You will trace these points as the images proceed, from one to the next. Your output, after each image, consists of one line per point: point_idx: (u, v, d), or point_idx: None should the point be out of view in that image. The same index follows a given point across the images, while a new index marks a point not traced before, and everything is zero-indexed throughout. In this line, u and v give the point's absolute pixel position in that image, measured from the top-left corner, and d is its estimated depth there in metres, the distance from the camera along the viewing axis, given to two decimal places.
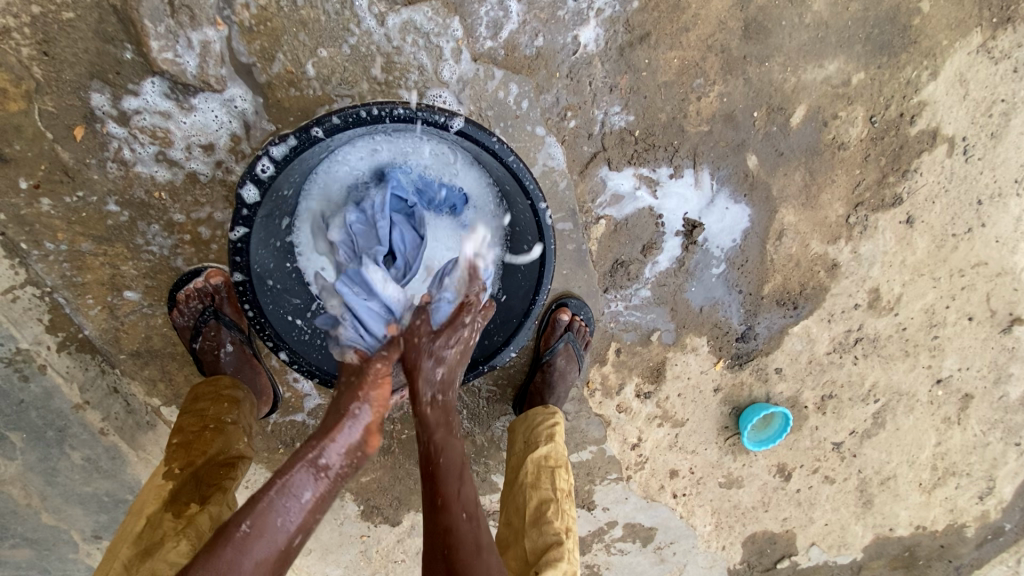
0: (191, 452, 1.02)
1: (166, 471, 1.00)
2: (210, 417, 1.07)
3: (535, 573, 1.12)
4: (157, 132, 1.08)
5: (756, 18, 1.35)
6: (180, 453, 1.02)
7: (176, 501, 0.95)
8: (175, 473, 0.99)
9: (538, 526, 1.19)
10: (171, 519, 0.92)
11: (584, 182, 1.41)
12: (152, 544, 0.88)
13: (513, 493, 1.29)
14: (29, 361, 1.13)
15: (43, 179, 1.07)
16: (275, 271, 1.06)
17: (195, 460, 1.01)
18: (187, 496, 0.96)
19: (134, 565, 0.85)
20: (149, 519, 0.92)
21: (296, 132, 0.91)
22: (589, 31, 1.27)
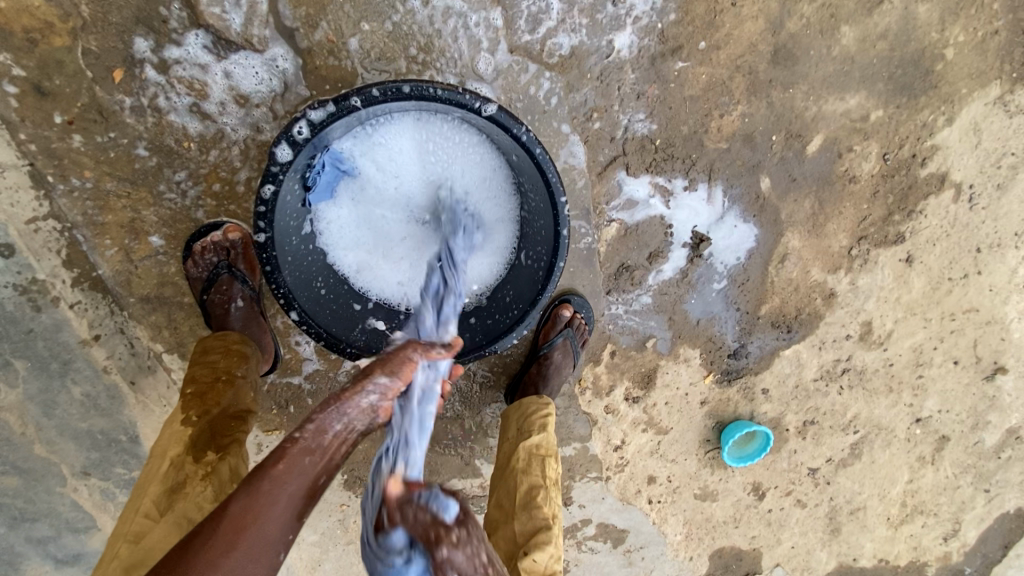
0: (206, 401, 1.05)
1: (181, 418, 1.03)
2: (221, 369, 1.10)
3: (523, 553, 1.18)
4: (194, 84, 1.10)
5: (786, 45, 1.38)
6: (195, 402, 1.05)
7: (197, 448, 1.00)
8: (193, 423, 1.02)
9: (529, 510, 1.24)
10: (192, 463, 0.98)
11: (601, 184, 1.44)
12: (176, 485, 0.95)
13: (504, 478, 1.32)
14: (44, 292, 1.15)
15: (77, 116, 1.09)
16: (297, 233, 1.08)
17: (211, 411, 1.04)
18: (206, 445, 1.01)
19: (163, 505, 0.92)
20: (173, 461, 0.96)
21: (336, 99, 0.94)
22: (624, 37, 1.30)
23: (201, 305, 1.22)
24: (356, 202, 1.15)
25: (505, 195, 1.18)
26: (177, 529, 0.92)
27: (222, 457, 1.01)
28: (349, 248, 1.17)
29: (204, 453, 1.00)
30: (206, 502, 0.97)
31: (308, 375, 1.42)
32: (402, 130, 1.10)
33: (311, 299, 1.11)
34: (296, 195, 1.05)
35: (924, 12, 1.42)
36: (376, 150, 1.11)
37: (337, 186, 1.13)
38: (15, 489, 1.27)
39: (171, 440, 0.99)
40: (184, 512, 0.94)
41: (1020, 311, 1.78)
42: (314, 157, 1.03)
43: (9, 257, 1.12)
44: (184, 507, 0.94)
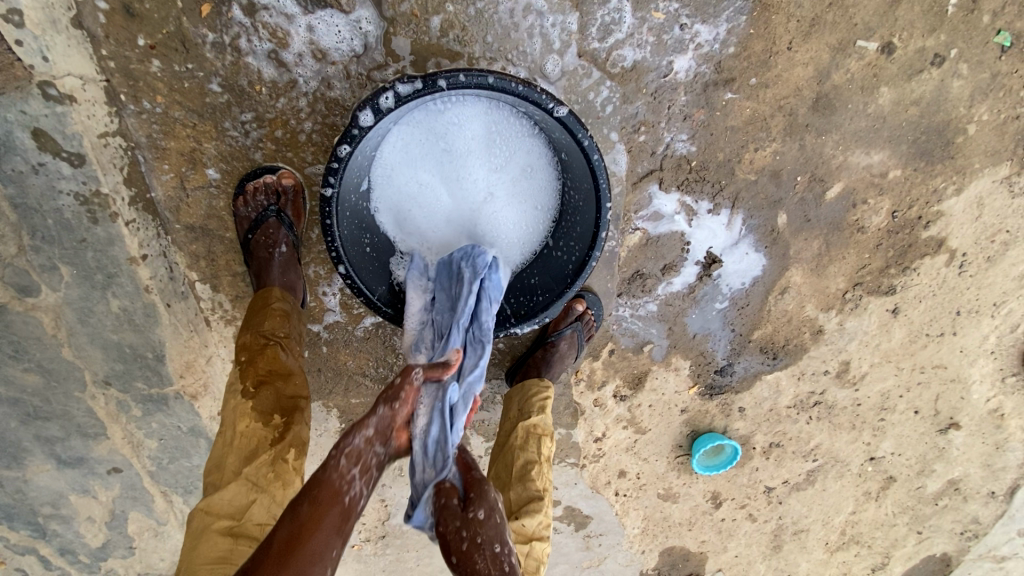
0: (258, 368, 1.15)
1: (243, 388, 1.14)
2: (268, 334, 1.18)
3: (515, 519, 1.31)
4: (278, 32, 1.14)
5: (828, 95, 1.46)
6: (251, 370, 1.14)
7: (259, 415, 1.11)
8: (253, 393, 1.13)
9: (523, 482, 1.37)
10: (260, 429, 1.10)
11: (634, 193, 1.52)
12: (247, 450, 1.07)
13: (504, 453, 1.44)
14: (104, 207, 1.19)
15: (160, 42, 1.12)
16: (357, 191, 1.17)
17: (265, 379, 1.14)
18: (269, 411, 1.12)
19: (237, 467, 1.06)
20: (241, 430, 1.09)
21: (423, 78, 1.02)
22: (684, 61, 1.37)
23: (244, 243, 1.27)
24: (406, 170, 1.20)
25: (550, 191, 1.26)
26: (248, 488, 1.04)
27: (283, 422, 1.11)
28: (392, 213, 1.24)
29: (264, 419, 1.11)
30: (267, 466, 1.06)
31: (328, 325, 1.49)
32: (469, 114, 1.17)
33: (357, 256, 1.20)
34: (364, 157, 1.13)
35: (957, 88, 1.49)
36: (436, 125, 1.17)
37: (393, 152, 1.19)
38: (36, 387, 1.32)
39: (236, 410, 1.11)
40: (247, 474, 1.05)
41: (983, 374, 1.92)
42: (388, 124, 1.11)
43: (78, 167, 1.15)
44: (250, 468, 1.05)
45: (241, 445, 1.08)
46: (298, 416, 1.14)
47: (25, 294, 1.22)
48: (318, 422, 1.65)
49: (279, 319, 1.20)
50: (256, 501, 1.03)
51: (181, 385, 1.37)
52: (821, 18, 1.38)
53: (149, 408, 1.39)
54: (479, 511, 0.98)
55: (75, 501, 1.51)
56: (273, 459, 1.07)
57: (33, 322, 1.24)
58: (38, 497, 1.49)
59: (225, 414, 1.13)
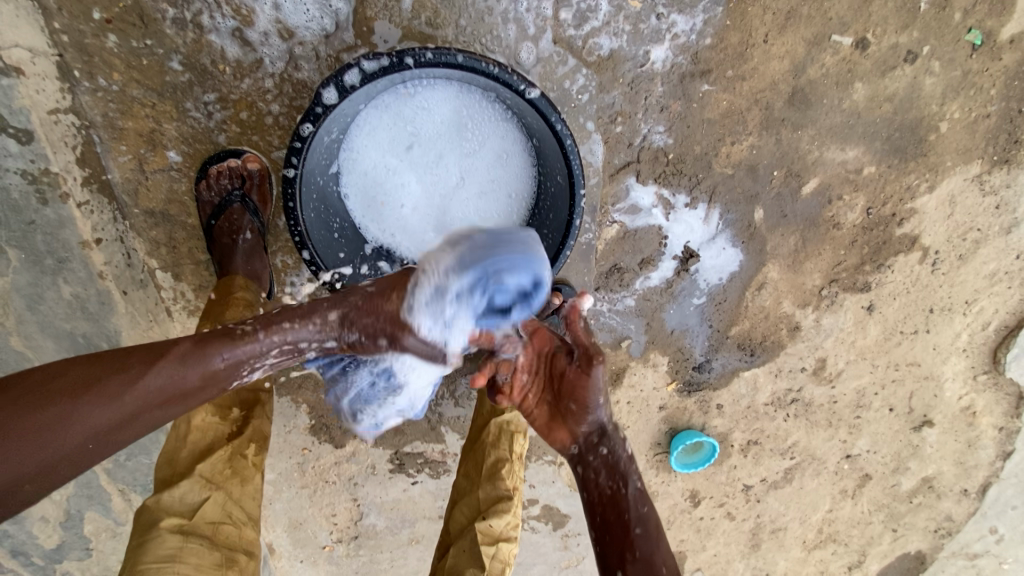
0: None
1: None
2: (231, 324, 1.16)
3: (482, 518, 1.28)
4: (241, 9, 1.11)
5: (804, 89, 1.46)
6: None
7: (218, 408, 1.09)
8: None
9: (493, 480, 1.34)
10: (218, 423, 1.08)
11: (610, 185, 1.51)
12: (204, 445, 1.04)
13: (474, 449, 1.41)
14: (54, 187, 1.14)
15: (116, 16, 1.08)
16: (322, 174, 1.13)
17: None
18: (227, 404, 1.10)
19: (192, 462, 1.02)
20: (197, 424, 1.05)
21: (390, 55, 0.99)
22: (661, 51, 1.36)
23: (207, 229, 1.22)
24: (376, 154, 1.17)
25: (522, 176, 1.23)
26: (202, 484, 1.00)
27: (245, 415, 1.11)
28: (361, 198, 1.20)
29: (222, 413, 1.09)
30: (224, 461, 1.04)
31: None
32: (440, 96, 1.15)
33: (322, 242, 1.15)
34: (329, 138, 1.10)
35: (930, 85, 1.51)
36: (407, 109, 1.15)
37: (362, 136, 1.16)
38: None
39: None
40: (202, 471, 1.01)
41: (955, 372, 1.94)
42: (354, 104, 1.08)
43: (26, 144, 1.10)
44: (206, 463, 1.02)
45: (197, 439, 1.04)
46: (258, 410, 1.14)
47: None
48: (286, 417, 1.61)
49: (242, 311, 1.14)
50: (211, 499, 1.00)
51: None
52: (796, 11, 1.39)
53: None
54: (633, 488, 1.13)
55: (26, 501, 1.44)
56: (231, 454, 1.05)
57: None
58: None
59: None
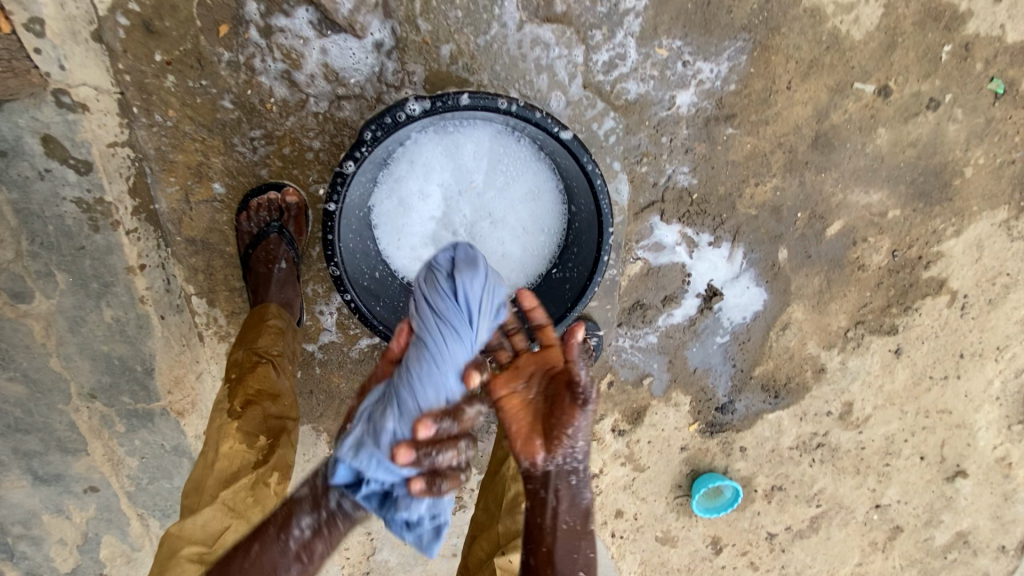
0: (246, 387, 1.13)
1: (229, 408, 1.12)
2: (260, 352, 1.16)
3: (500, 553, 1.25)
4: (292, 53, 1.17)
5: (827, 133, 1.49)
6: (240, 389, 1.13)
7: (245, 435, 1.09)
8: (239, 413, 1.11)
9: (512, 515, 1.31)
10: (244, 452, 1.08)
11: (635, 223, 1.53)
12: (229, 473, 1.05)
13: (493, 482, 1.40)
14: (106, 216, 1.19)
15: (176, 58, 1.15)
16: (359, 207, 1.17)
17: (253, 400, 1.12)
18: (255, 432, 1.10)
19: (216, 490, 1.03)
20: (224, 452, 1.06)
21: (433, 98, 1.05)
22: (686, 96, 1.40)
23: (246, 256, 1.26)
24: (412, 189, 1.22)
25: (549, 213, 1.28)
26: (223, 514, 1.02)
27: (270, 444, 1.10)
28: (396, 231, 1.24)
29: (248, 441, 1.09)
30: (246, 490, 1.04)
31: (322, 344, 1.48)
32: (473, 136, 1.20)
33: (357, 273, 1.19)
34: (367, 174, 1.14)
35: (953, 131, 1.53)
36: (445, 147, 1.20)
37: (400, 172, 1.21)
38: (20, 397, 1.29)
39: (222, 430, 1.09)
40: (225, 498, 1.03)
41: (988, 421, 1.88)
42: (393, 142, 1.13)
43: (83, 175, 1.16)
44: (229, 492, 1.03)
45: (224, 465, 1.05)
46: (284, 438, 1.12)
47: (18, 300, 1.21)
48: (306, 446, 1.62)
49: (275, 337, 1.19)
50: (231, 529, 1.01)
51: (168, 401, 1.35)
52: (819, 60, 1.42)
53: (133, 424, 1.36)
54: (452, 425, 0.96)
55: (47, 521, 1.45)
56: (253, 483, 1.05)
57: (22, 330, 1.23)
58: (9, 515, 1.44)
59: (209, 433, 1.11)
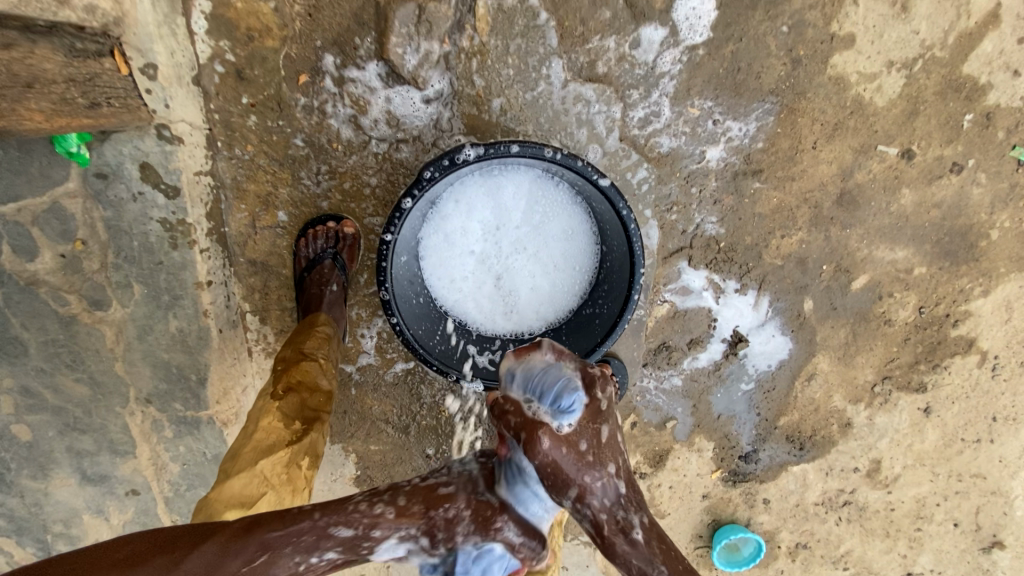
0: (291, 375, 1.20)
1: (273, 390, 1.19)
2: (305, 347, 1.24)
3: None
4: (360, 101, 1.32)
5: (851, 192, 1.56)
6: (284, 376, 1.20)
7: (285, 416, 1.15)
8: (280, 396, 1.18)
9: None
10: (281, 430, 1.13)
11: (664, 267, 1.60)
12: (266, 447, 1.11)
13: None
14: (185, 234, 1.31)
15: (260, 101, 1.30)
16: (409, 240, 1.28)
17: (295, 386, 1.19)
18: (294, 415, 1.16)
19: (252, 461, 1.08)
20: (264, 428, 1.13)
21: (487, 145, 1.16)
22: (716, 152, 1.48)
23: (301, 277, 1.38)
24: (458, 225, 1.32)
25: (583, 251, 1.36)
26: (256, 483, 1.07)
27: (306, 428, 1.15)
28: (438, 261, 1.35)
29: (286, 422, 1.15)
30: (281, 466, 1.10)
31: (359, 366, 1.57)
32: (518, 179, 1.30)
33: (403, 299, 1.29)
34: (420, 210, 1.25)
35: (977, 194, 1.58)
36: (491, 188, 1.30)
37: (448, 207, 1.31)
38: (82, 398, 1.39)
39: (264, 408, 1.17)
40: (261, 468, 1.08)
41: None
42: (446, 182, 1.24)
43: (172, 198, 1.28)
44: (264, 465, 1.08)
45: (264, 440, 1.11)
46: (319, 425, 1.17)
47: (95, 307, 1.31)
48: (335, 464, 1.68)
49: (321, 340, 1.26)
50: (261, 498, 1.06)
51: (214, 411, 1.43)
52: (844, 123, 1.49)
53: (181, 431, 1.45)
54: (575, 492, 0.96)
55: (86, 521, 1.53)
56: (288, 461, 1.10)
57: (94, 335, 1.33)
58: (52, 512, 1.51)
59: (252, 412, 1.18)
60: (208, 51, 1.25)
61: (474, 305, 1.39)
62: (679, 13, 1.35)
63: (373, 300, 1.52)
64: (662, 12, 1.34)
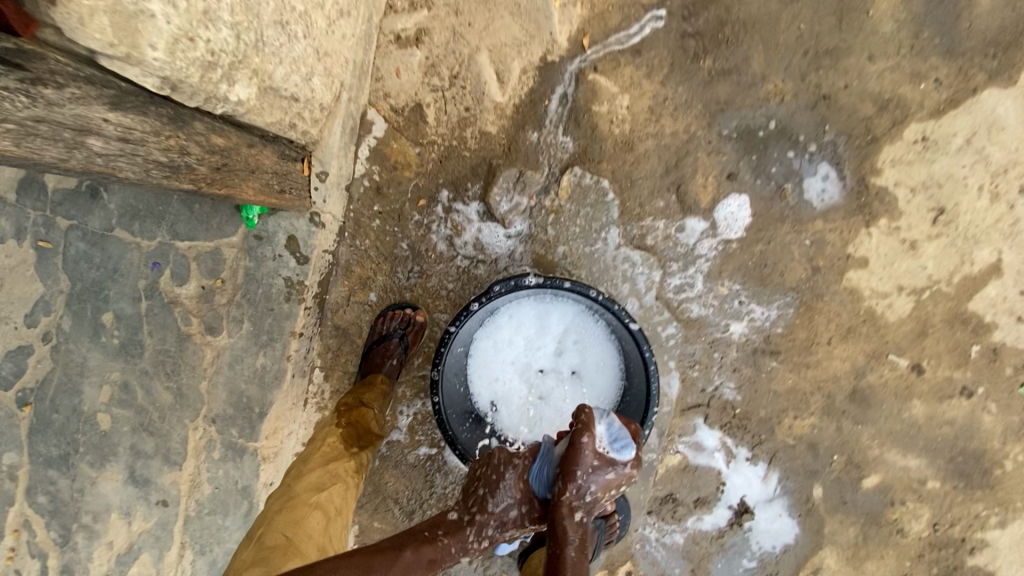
0: (351, 411, 1.52)
1: (335, 420, 1.50)
2: (363, 394, 1.57)
3: None
4: (458, 226, 1.71)
5: (864, 391, 1.70)
6: (346, 412, 1.53)
7: (347, 435, 1.46)
8: (343, 424, 1.49)
9: None
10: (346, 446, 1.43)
11: (680, 418, 1.74)
12: (333, 455, 1.39)
13: None
14: (298, 292, 1.64)
15: (386, 210, 1.71)
16: (465, 337, 1.54)
17: (354, 417, 1.51)
18: (354, 437, 1.46)
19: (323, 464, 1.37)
20: (330, 442, 1.43)
21: (547, 279, 1.46)
22: (739, 327, 1.71)
23: (370, 348, 1.67)
24: (506, 335, 1.58)
25: (606, 381, 1.57)
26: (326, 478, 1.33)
27: (363, 448, 1.45)
28: (483, 361, 1.59)
29: (347, 441, 1.44)
30: (349, 470, 1.37)
31: (389, 441, 1.74)
32: (563, 310, 1.57)
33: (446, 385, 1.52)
34: (480, 316, 1.53)
35: (988, 421, 1.69)
36: (540, 311, 1.57)
37: (502, 319, 1.58)
38: (164, 403, 1.62)
39: (329, 431, 1.47)
40: (331, 469, 1.35)
41: None
42: (507, 299, 1.52)
43: (300, 264, 1.64)
44: (333, 467, 1.36)
45: (326, 454, 1.39)
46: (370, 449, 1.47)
47: (208, 331, 1.62)
48: None
49: (378, 391, 1.56)
50: (331, 487, 1.31)
51: (261, 445, 1.66)
52: (856, 328, 1.70)
53: (226, 455, 1.66)
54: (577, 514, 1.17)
55: (111, 521, 1.62)
56: (352, 469, 1.38)
57: (198, 354, 1.62)
58: (87, 504, 1.60)
59: (316, 436, 1.48)
60: (362, 171, 1.70)
61: (504, 405, 1.59)
62: (719, 214, 1.69)
63: (419, 383, 1.75)
64: (705, 210, 1.69)
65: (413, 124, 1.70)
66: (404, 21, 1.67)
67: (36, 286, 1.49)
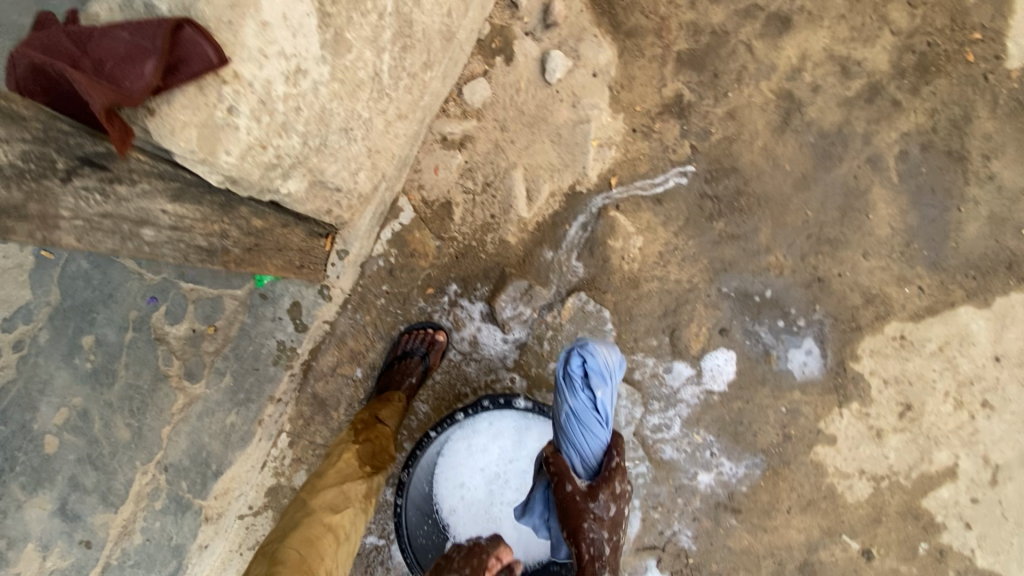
0: (367, 430, 1.54)
1: (350, 437, 1.54)
2: (377, 412, 1.58)
3: None
4: (459, 320, 1.75)
5: (814, 567, 1.74)
6: (362, 430, 1.54)
7: (359, 457, 1.48)
8: (357, 442, 1.52)
9: None
10: (355, 468, 1.46)
11: (634, 557, 1.75)
12: (342, 476, 1.44)
13: None
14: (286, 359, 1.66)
15: (393, 290, 1.75)
16: (444, 438, 1.60)
17: (368, 437, 1.52)
18: (365, 458, 1.49)
19: (331, 486, 1.41)
20: (343, 461, 1.47)
21: (536, 403, 1.55)
22: (706, 477, 1.74)
23: (391, 363, 1.70)
24: (483, 443, 1.60)
25: None
26: (332, 501, 1.38)
27: (373, 473, 1.47)
28: (453, 463, 1.59)
29: (357, 463, 1.47)
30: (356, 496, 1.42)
31: None
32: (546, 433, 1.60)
33: (417, 480, 1.59)
34: (466, 422, 1.59)
35: None
36: (522, 429, 1.60)
37: (482, 427, 1.60)
38: (119, 442, 1.50)
39: (344, 448, 1.50)
40: (336, 495, 1.40)
41: None
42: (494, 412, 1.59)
43: (298, 331, 1.66)
44: (340, 491, 1.41)
45: (338, 491, 1.40)
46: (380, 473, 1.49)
47: (186, 377, 1.56)
48: None
49: (395, 410, 1.59)
50: (342, 513, 1.37)
51: (206, 504, 1.64)
52: (816, 503, 1.74)
53: (168, 509, 1.59)
54: (568, 484, 1.35)
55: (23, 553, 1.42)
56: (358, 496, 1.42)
57: (169, 399, 1.54)
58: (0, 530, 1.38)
59: (334, 449, 1.52)
60: (379, 250, 1.75)
61: (464, 514, 1.58)
62: (706, 364, 1.76)
63: None
64: (694, 358, 1.76)
65: (439, 219, 1.78)
66: (454, 125, 1.79)
67: (25, 293, 1.37)
